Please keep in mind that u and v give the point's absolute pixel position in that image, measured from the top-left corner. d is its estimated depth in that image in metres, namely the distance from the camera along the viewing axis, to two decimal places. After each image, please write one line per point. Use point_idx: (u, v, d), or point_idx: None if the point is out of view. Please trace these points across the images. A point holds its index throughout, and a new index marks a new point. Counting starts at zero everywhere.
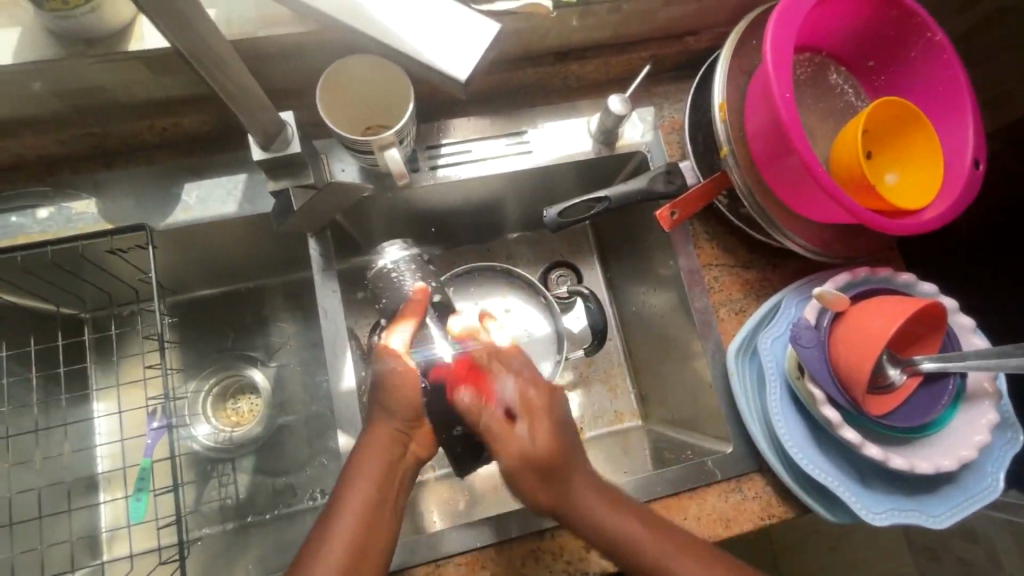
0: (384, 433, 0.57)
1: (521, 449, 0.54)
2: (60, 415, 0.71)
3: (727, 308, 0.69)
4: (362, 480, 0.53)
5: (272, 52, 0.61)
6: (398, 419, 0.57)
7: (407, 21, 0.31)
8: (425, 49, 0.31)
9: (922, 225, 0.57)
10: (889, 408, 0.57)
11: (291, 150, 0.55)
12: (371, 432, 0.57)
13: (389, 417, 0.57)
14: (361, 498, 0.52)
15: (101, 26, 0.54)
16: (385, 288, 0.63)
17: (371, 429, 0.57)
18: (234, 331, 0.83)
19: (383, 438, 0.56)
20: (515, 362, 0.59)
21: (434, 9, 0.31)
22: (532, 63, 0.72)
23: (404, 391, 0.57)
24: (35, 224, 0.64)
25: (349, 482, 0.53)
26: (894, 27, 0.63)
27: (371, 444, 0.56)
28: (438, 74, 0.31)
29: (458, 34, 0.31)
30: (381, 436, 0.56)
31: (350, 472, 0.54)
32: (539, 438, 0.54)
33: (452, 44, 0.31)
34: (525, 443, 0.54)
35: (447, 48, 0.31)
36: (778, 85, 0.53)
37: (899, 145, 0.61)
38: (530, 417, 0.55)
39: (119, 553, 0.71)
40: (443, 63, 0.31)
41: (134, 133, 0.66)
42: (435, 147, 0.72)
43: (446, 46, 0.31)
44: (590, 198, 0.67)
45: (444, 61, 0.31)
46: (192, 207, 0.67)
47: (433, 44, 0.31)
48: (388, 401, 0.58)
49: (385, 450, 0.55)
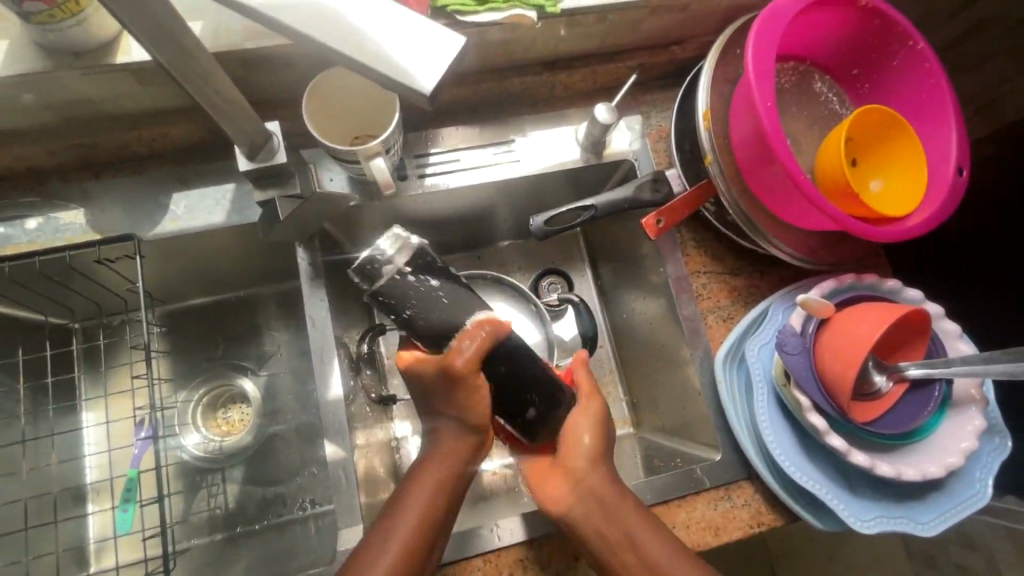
0: (456, 440, 0.55)
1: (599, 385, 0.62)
2: (48, 426, 0.71)
3: (715, 315, 0.70)
4: (422, 488, 0.53)
5: (260, 63, 0.61)
6: (464, 428, 0.54)
7: (374, 36, 0.31)
8: (392, 63, 0.31)
9: (904, 232, 0.58)
10: (874, 415, 0.57)
11: (277, 160, 0.56)
12: (440, 438, 0.55)
13: (456, 422, 0.54)
14: (415, 509, 0.51)
15: (90, 39, 0.55)
16: (410, 296, 0.48)
17: (443, 435, 0.55)
18: (224, 340, 0.83)
19: (450, 446, 0.55)
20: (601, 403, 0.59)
21: (401, 24, 0.31)
22: (520, 72, 0.73)
23: (482, 406, 0.53)
24: (23, 235, 0.64)
25: (409, 487, 0.53)
26: (877, 36, 0.64)
27: (439, 453, 0.55)
28: (405, 84, 0.31)
29: (426, 48, 0.31)
30: (447, 439, 0.55)
31: (409, 479, 0.54)
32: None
33: (419, 56, 0.31)
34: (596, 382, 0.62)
35: (415, 61, 0.31)
36: (759, 94, 0.54)
37: (882, 152, 0.61)
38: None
39: (107, 565, 0.71)
40: (410, 75, 0.30)
41: (124, 143, 0.67)
42: (423, 156, 0.72)
43: (413, 58, 0.31)
44: (578, 206, 0.67)
45: (409, 71, 0.30)
46: (180, 217, 0.67)
47: (401, 58, 0.31)
48: (456, 410, 0.53)
49: (453, 460, 0.54)
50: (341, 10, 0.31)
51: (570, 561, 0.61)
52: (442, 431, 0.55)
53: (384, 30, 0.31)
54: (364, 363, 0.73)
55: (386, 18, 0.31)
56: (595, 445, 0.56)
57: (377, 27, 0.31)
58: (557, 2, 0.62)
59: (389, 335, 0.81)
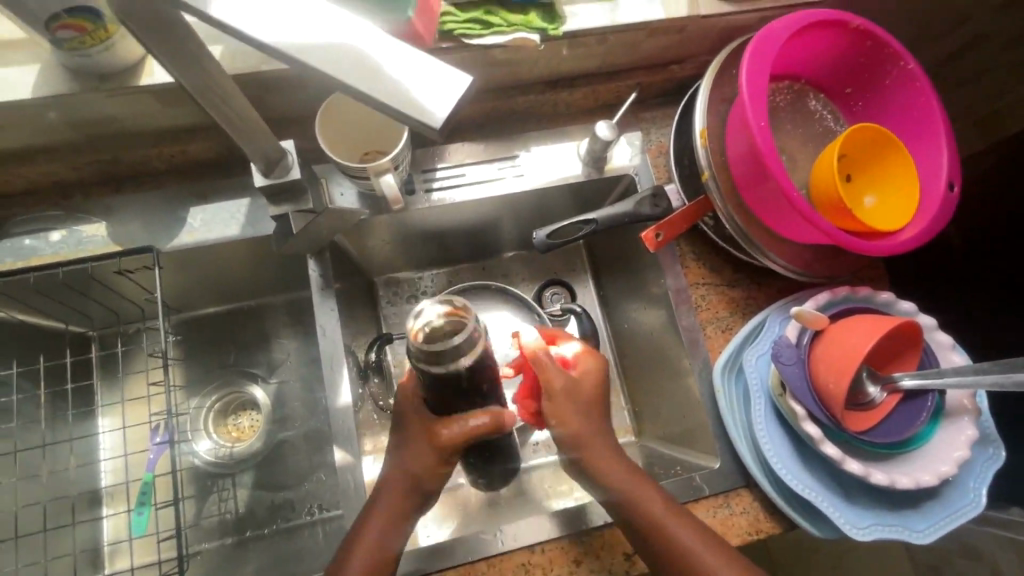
0: (398, 491, 0.57)
1: (568, 381, 0.59)
2: (67, 430, 0.73)
3: (714, 326, 0.71)
4: (372, 529, 0.56)
5: (275, 83, 0.64)
6: (411, 481, 0.57)
7: (385, 71, 0.32)
8: (403, 96, 0.32)
9: (897, 246, 0.60)
10: (866, 425, 0.59)
11: (291, 177, 0.57)
12: (388, 476, 0.58)
13: (403, 474, 0.58)
14: (368, 550, 0.55)
15: (116, 62, 0.58)
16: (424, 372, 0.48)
17: (387, 474, 0.58)
18: (236, 348, 0.85)
19: (397, 495, 0.57)
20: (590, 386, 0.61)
21: (413, 59, 0.33)
22: (524, 91, 0.75)
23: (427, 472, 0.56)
24: (48, 247, 0.67)
25: (362, 528, 0.56)
26: (869, 56, 0.66)
27: (385, 488, 0.58)
28: (416, 118, 0.32)
29: (436, 81, 0.32)
30: (394, 485, 0.58)
31: (361, 524, 0.57)
32: (587, 381, 0.60)
33: (429, 90, 0.32)
34: (572, 380, 0.60)
35: (425, 94, 0.32)
36: (754, 114, 0.56)
37: (875, 168, 0.63)
38: (583, 366, 0.61)
39: (120, 566, 0.73)
40: (421, 109, 0.32)
41: (144, 159, 0.70)
42: (430, 171, 0.75)
43: (424, 92, 0.32)
44: (579, 220, 0.70)
45: (419, 105, 0.32)
46: (197, 230, 0.70)
47: (411, 91, 0.32)
48: (410, 468, 0.57)
49: (398, 505, 0.57)
50: (356, 49, 0.33)
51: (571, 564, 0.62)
52: (390, 483, 0.58)
53: (395, 65, 0.32)
54: (372, 371, 0.76)
55: (397, 53, 0.33)
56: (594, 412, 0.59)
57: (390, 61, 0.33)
58: (559, 25, 0.64)
59: (396, 344, 0.84)
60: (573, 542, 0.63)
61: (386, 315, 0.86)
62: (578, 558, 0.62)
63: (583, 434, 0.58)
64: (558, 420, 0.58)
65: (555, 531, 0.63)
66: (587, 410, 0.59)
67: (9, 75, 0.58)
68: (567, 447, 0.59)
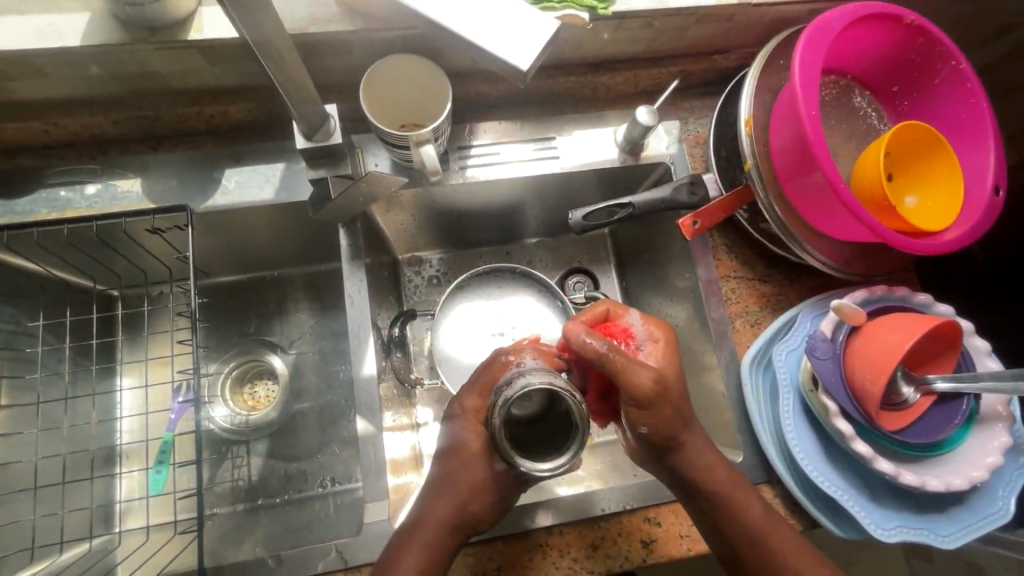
0: (444, 506, 0.54)
1: (653, 377, 0.51)
2: (89, 386, 0.74)
3: (743, 320, 0.71)
4: (421, 536, 0.53)
5: (322, 48, 0.64)
6: (457, 508, 0.54)
7: (476, 27, 0.44)
8: (496, 47, 0.44)
9: (940, 246, 0.59)
10: (899, 425, 0.58)
11: (331, 142, 0.59)
12: (441, 477, 0.56)
13: (452, 496, 0.55)
14: (413, 564, 0.51)
15: (167, 16, 0.57)
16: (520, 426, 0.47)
17: (439, 473, 0.56)
18: (256, 317, 0.85)
19: (440, 518, 0.54)
20: (677, 397, 0.54)
21: (513, 20, 0.44)
22: (564, 72, 0.74)
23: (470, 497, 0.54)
24: (83, 200, 0.67)
25: (408, 540, 0.53)
26: (920, 53, 0.65)
27: (437, 491, 0.55)
28: (509, 65, 0.44)
29: (528, 34, 0.44)
30: (438, 507, 0.55)
31: (404, 537, 0.54)
32: (666, 369, 0.56)
33: (517, 43, 0.43)
34: (656, 374, 0.52)
35: (514, 48, 0.44)
36: (804, 103, 0.55)
37: (919, 167, 0.62)
38: (657, 350, 0.58)
39: (132, 525, 0.72)
40: (512, 59, 0.43)
41: (184, 118, 0.69)
42: (466, 148, 0.74)
43: (514, 46, 0.43)
44: (615, 203, 0.69)
45: (512, 55, 0.43)
46: (231, 191, 0.70)
47: (502, 45, 0.44)
48: (459, 498, 0.54)
49: (452, 511, 0.54)
50: (479, 30, 0.44)
51: (588, 545, 0.62)
52: (433, 507, 0.55)
53: (496, 34, 0.44)
54: (394, 346, 0.75)
55: (508, 25, 0.44)
56: (681, 410, 0.55)
57: (496, 34, 0.44)
58: (609, 5, 0.64)
59: (416, 322, 0.83)
60: (589, 526, 0.63)
61: (408, 293, 0.86)
62: (596, 543, 0.62)
63: (676, 436, 0.54)
64: (649, 423, 0.53)
65: (573, 515, 0.62)
66: (674, 407, 0.54)
67: (59, 21, 0.58)
68: (650, 443, 0.55)
